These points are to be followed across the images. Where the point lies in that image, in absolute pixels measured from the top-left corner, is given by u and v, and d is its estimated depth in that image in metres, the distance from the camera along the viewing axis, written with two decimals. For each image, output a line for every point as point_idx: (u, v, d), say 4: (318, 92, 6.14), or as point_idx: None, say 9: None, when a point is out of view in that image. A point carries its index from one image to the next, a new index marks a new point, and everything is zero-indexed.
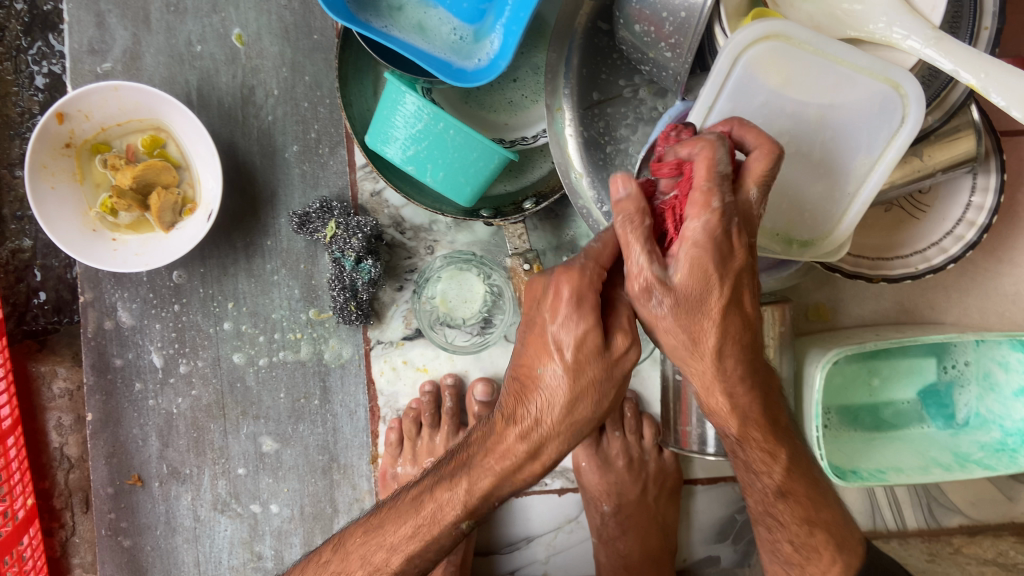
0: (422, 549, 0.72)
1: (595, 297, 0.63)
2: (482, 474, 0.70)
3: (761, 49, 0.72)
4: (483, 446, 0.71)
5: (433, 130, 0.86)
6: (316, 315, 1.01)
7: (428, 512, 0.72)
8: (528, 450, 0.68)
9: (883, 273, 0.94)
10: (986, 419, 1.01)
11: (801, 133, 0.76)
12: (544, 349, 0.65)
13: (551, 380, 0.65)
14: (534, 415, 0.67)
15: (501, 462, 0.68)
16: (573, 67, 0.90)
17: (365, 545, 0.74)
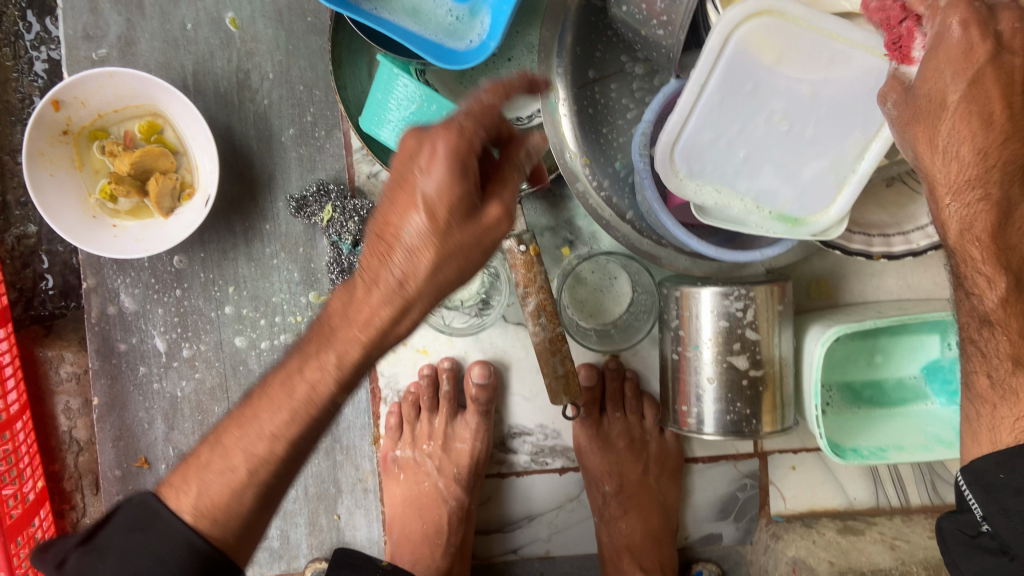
0: (301, 434, 0.64)
1: (470, 155, 0.56)
2: (348, 346, 0.61)
3: (755, 26, 0.71)
4: (346, 316, 0.62)
5: (425, 112, 0.86)
6: (316, 298, 1.02)
7: (302, 393, 0.63)
8: (394, 314, 0.59)
9: (884, 250, 0.92)
10: None
11: (795, 111, 0.75)
12: (407, 196, 0.57)
13: (416, 237, 0.57)
14: (398, 278, 0.58)
15: (368, 330, 0.59)
16: (567, 46, 0.89)
17: (244, 438, 0.64)
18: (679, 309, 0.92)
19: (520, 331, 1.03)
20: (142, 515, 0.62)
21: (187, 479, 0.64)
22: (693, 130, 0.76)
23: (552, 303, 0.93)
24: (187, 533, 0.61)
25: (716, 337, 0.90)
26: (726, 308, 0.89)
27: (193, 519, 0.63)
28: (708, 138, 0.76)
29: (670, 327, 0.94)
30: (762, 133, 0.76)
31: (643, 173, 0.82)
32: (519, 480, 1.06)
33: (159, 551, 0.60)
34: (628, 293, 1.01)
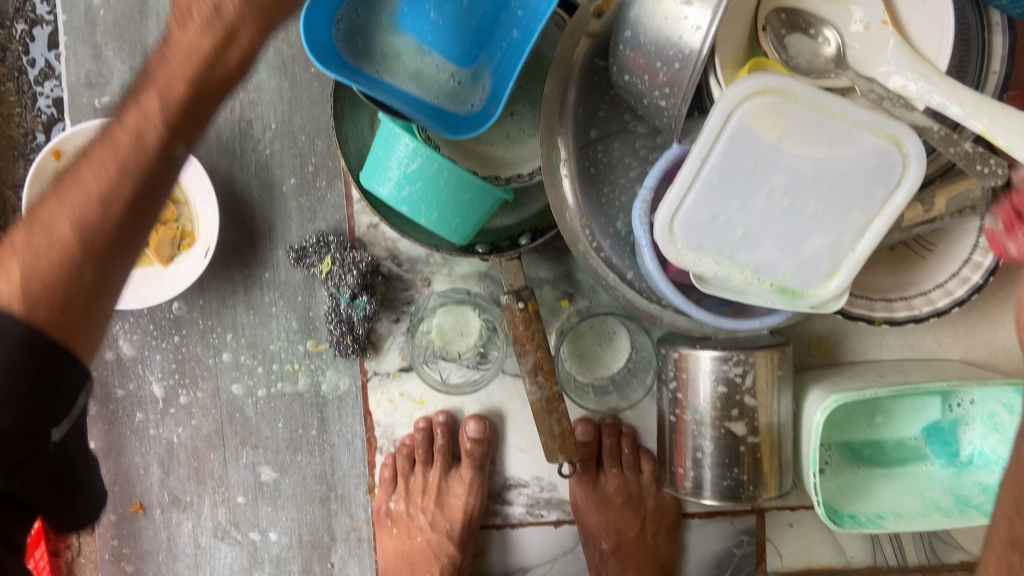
0: (152, 160, 0.62)
1: None
2: (149, 97, 0.64)
3: (757, 104, 0.71)
4: (160, 67, 0.66)
5: (426, 172, 0.86)
6: (314, 346, 1.02)
7: (133, 122, 0.63)
8: (214, 44, 0.66)
9: (885, 316, 0.91)
10: (990, 458, 0.99)
11: (797, 188, 0.74)
12: None
13: None
14: (212, 6, 0.66)
15: (171, 85, 0.64)
16: (569, 106, 0.89)
17: (78, 175, 0.60)
18: (677, 371, 0.92)
19: (517, 383, 1.02)
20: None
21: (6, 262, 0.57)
22: (693, 202, 0.76)
23: (549, 361, 0.93)
24: (23, 328, 0.53)
25: (712, 402, 0.89)
26: (724, 373, 0.88)
27: (8, 298, 0.54)
28: (708, 210, 0.76)
29: (668, 389, 0.93)
30: (763, 208, 0.75)
31: (642, 241, 0.81)
32: (514, 532, 1.05)
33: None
34: (626, 349, 0.99)
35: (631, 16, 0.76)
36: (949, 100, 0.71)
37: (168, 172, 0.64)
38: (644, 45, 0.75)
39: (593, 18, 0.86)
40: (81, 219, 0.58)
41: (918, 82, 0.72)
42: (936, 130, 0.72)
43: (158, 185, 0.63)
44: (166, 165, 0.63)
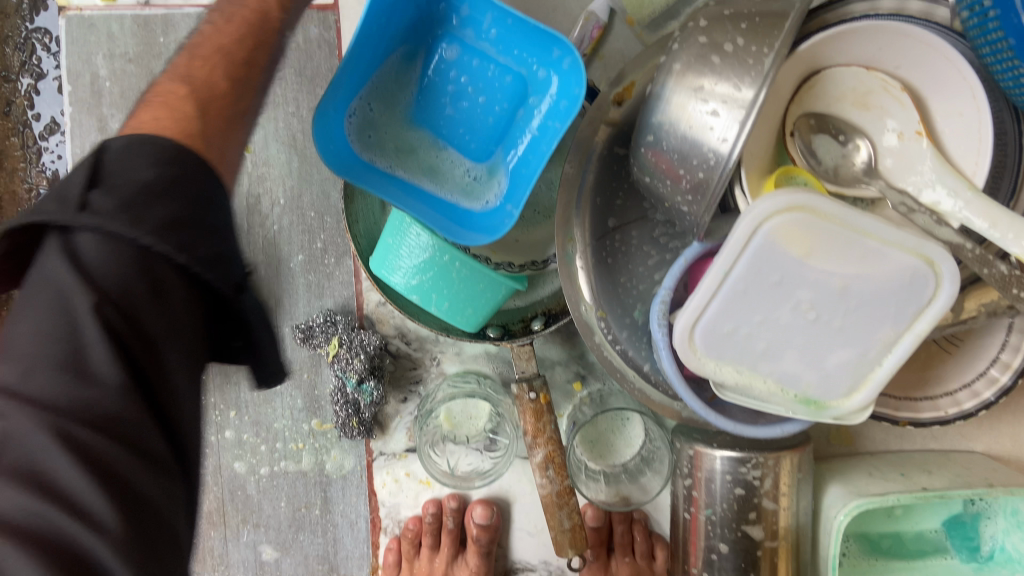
0: (260, 49, 0.69)
1: None
2: None
3: (784, 220, 0.68)
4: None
5: (438, 262, 0.83)
6: (318, 425, 0.99)
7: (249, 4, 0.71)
8: None
9: (910, 416, 0.89)
10: (1012, 556, 0.95)
11: (823, 302, 0.71)
12: None
13: None
14: None
15: None
16: (587, 195, 0.86)
17: (199, 59, 0.64)
18: (691, 468, 0.89)
19: (526, 465, 1.00)
20: (143, 146, 0.52)
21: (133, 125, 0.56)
22: (714, 312, 0.73)
23: (560, 454, 0.90)
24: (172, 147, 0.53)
25: (728, 505, 0.86)
26: (739, 476, 0.85)
27: (172, 133, 0.54)
28: (730, 321, 0.73)
29: (682, 484, 0.90)
30: (788, 321, 0.73)
31: (660, 344, 0.78)
32: None
33: (161, 142, 0.53)
34: (641, 438, 0.98)
35: (653, 120, 0.73)
36: (981, 218, 0.67)
37: (277, 37, 0.72)
38: (666, 150, 0.73)
39: (612, 106, 0.84)
40: (198, 90, 0.61)
41: (951, 197, 0.68)
42: (968, 249, 0.68)
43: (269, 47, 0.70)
44: (272, 45, 0.71)
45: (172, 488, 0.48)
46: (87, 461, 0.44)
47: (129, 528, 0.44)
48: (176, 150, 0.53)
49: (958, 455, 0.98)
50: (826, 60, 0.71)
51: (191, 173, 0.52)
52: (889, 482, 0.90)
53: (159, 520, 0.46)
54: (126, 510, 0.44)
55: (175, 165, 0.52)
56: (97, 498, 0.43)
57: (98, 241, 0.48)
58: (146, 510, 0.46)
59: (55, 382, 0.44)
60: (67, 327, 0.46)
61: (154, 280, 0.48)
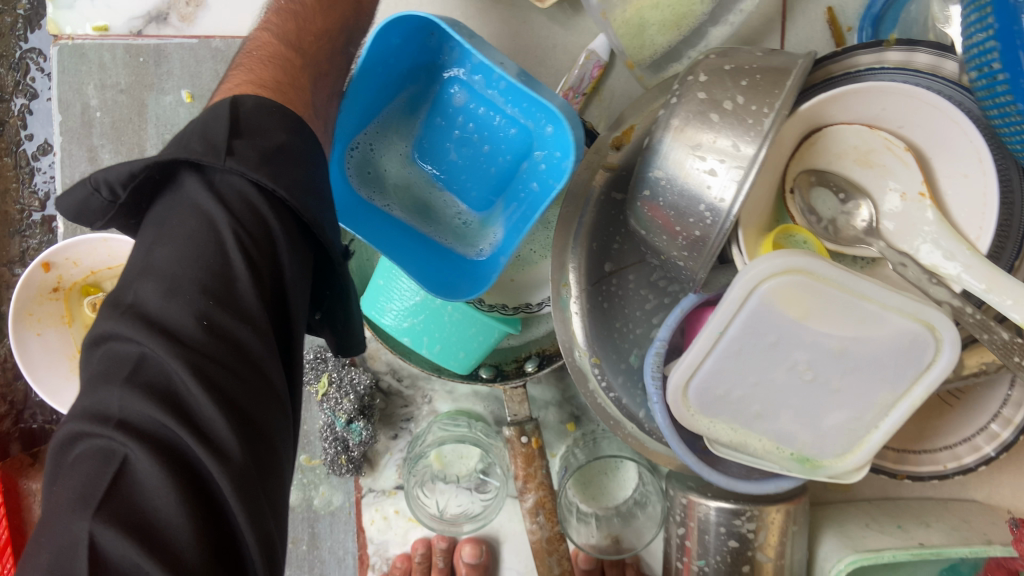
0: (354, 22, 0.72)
1: None
2: None
3: (783, 282, 0.66)
4: None
5: (430, 305, 0.83)
6: (307, 460, 0.98)
7: None
8: None
9: (908, 470, 0.88)
10: None
11: (820, 363, 0.70)
12: None
13: None
14: None
15: None
16: (583, 239, 0.84)
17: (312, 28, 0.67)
18: (685, 519, 0.88)
19: (515, 505, 0.98)
20: (265, 110, 0.55)
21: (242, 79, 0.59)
22: (709, 369, 0.72)
23: (551, 500, 0.89)
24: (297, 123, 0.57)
25: (720, 557, 0.85)
26: (732, 529, 0.84)
27: (300, 105, 0.59)
28: (725, 379, 0.72)
29: (674, 532, 0.89)
30: (783, 381, 0.71)
31: (654, 399, 0.77)
32: None
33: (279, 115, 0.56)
34: (633, 480, 0.97)
35: (651, 174, 0.72)
36: (980, 281, 0.65)
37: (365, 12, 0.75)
38: (664, 204, 0.71)
39: (611, 150, 0.83)
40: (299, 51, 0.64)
41: (947, 259, 0.67)
42: (969, 312, 0.66)
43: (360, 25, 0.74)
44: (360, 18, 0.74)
45: (281, 422, 0.50)
46: (216, 387, 0.46)
47: (245, 454, 0.46)
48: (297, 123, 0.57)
49: (955, 504, 0.96)
50: (828, 117, 0.69)
51: (309, 140, 0.56)
52: (885, 537, 0.89)
53: (270, 450, 0.48)
54: (243, 438, 0.46)
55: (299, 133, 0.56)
56: (223, 420, 0.45)
57: (244, 182, 0.51)
58: (256, 428, 0.47)
59: (198, 304, 0.47)
60: (206, 250, 0.49)
61: (274, 220, 0.51)
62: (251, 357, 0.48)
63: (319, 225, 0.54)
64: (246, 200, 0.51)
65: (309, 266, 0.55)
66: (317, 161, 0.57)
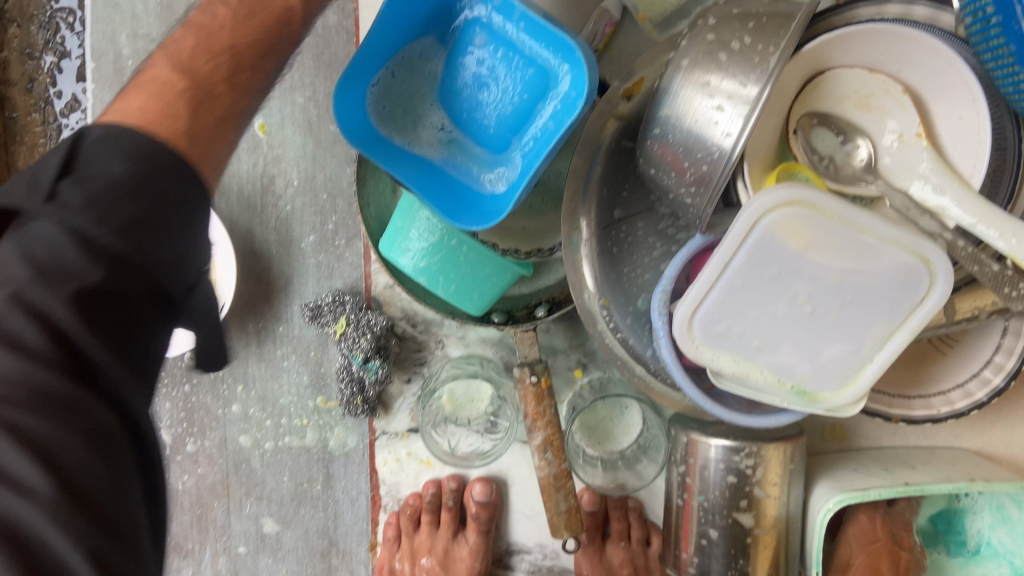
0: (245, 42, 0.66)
1: None
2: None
3: (784, 214, 0.69)
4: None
5: (446, 245, 0.86)
6: (323, 403, 1.01)
7: None
8: None
9: (902, 413, 0.91)
10: (998, 551, 0.94)
11: (819, 295, 0.73)
12: None
13: None
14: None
15: None
16: (593, 186, 0.89)
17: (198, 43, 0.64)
18: (687, 456, 0.91)
19: (525, 450, 1.02)
20: (126, 140, 0.53)
21: (121, 110, 0.57)
22: (713, 301, 0.75)
23: (559, 438, 0.92)
24: (177, 152, 0.54)
25: (719, 491, 0.88)
26: (731, 463, 0.87)
27: (158, 129, 0.55)
28: (728, 310, 0.76)
29: (676, 470, 0.92)
30: (784, 313, 0.75)
31: (659, 332, 0.80)
32: None
33: (146, 139, 0.54)
34: (638, 426, 0.99)
35: (660, 113, 0.76)
36: (970, 215, 0.69)
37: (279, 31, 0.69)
38: (671, 142, 0.75)
39: (622, 100, 0.86)
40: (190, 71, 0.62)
41: (938, 193, 0.70)
42: (960, 246, 0.70)
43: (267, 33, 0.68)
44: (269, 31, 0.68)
45: (122, 454, 0.46)
46: (16, 429, 0.42)
47: (64, 493, 0.42)
48: (170, 157, 0.54)
49: (941, 451, 1.00)
50: (830, 60, 0.73)
51: (177, 171, 0.54)
52: (875, 480, 0.93)
53: (112, 521, 0.44)
54: (63, 485, 0.43)
55: (160, 160, 0.53)
56: (26, 455, 0.42)
57: (56, 230, 0.48)
58: (86, 495, 0.43)
59: None
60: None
61: (123, 275, 0.49)
62: (102, 376, 0.47)
63: (158, 264, 0.50)
64: (52, 247, 0.47)
65: (143, 320, 0.50)
66: (199, 216, 0.56)
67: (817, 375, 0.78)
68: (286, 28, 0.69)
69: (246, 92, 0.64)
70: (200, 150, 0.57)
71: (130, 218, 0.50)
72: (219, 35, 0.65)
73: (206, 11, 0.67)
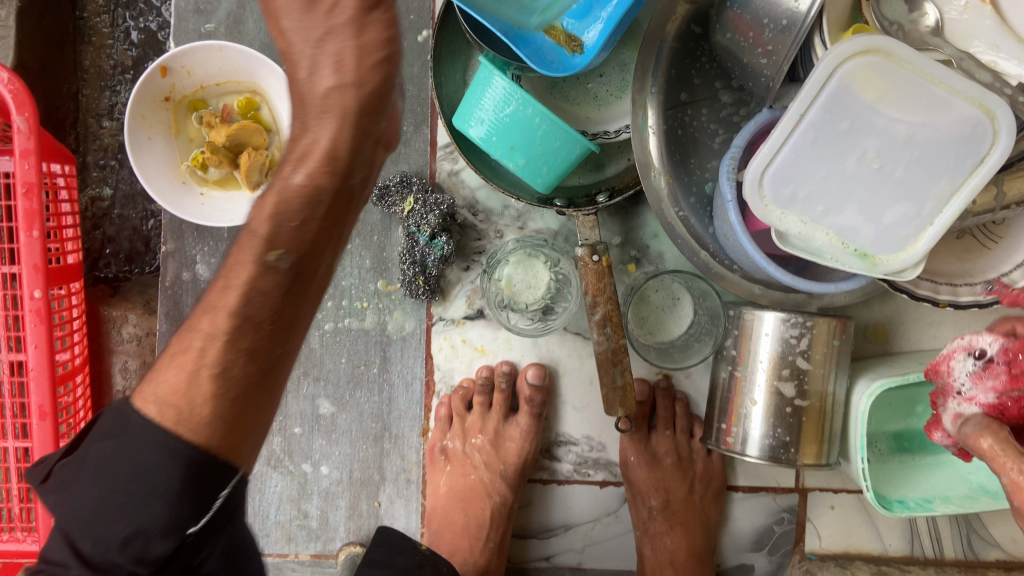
0: (239, 330, 0.61)
1: (203, 338, 0.61)
2: (207, 318, 0.62)
3: (860, 63, 0.74)
4: (208, 298, 0.63)
5: (520, 115, 0.88)
6: (384, 287, 1.04)
7: (237, 256, 0.61)
8: (247, 276, 0.60)
9: (949, 298, 0.96)
10: None
11: (888, 151, 0.77)
12: (192, 326, 0.63)
13: (238, 260, 0.61)
14: (249, 262, 0.61)
15: (242, 270, 0.61)
16: (662, 68, 0.92)
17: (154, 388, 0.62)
18: (739, 333, 0.94)
19: (579, 340, 1.05)
20: (114, 423, 0.61)
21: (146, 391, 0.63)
22: (785, 157, 0.78)
23: (618, 315, 0.95)
24: (160, 436, 0.59)
25: (769, 360, 0.91)
26: (780, 335, 0.90)
27: (144, 409, 0.61)
28: (800, 167, 0.79)
29: (727, 350, 0.96)
30: (853, 169, 0.78)
31: (728, 195, 0.84)
32: (560, 488, 1.07)
33: (138, 459, 0.59)
34: (690, 316, 1.01)
35: None
36: None
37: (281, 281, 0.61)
38: (754, 5, 0.78)
39: None
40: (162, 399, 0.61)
41: (994, 51, 0.77)
42: (1021, 101, 0.75)
43: (249, 341, 0.61)
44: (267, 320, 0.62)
45: None
46: None
47: None
48: (156, 482, 0.58)
49: None
50: None
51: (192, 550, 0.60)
52: (904, 367, 0.97)
53: None
54: None
55: (170, 472, 0.58)
56: None
57: None
58: None
59: None
60: None
61: None
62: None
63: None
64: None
65: None
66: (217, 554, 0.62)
67: (880, 237, 0.80)
68: (262, 271, 0.60)
69: (261, 356, 0.63)
70: (229, 435, 0.61)
71: (158, 489, 0.58)
72: (191, 343, 0.62)
73: (153, 393, 0.62)
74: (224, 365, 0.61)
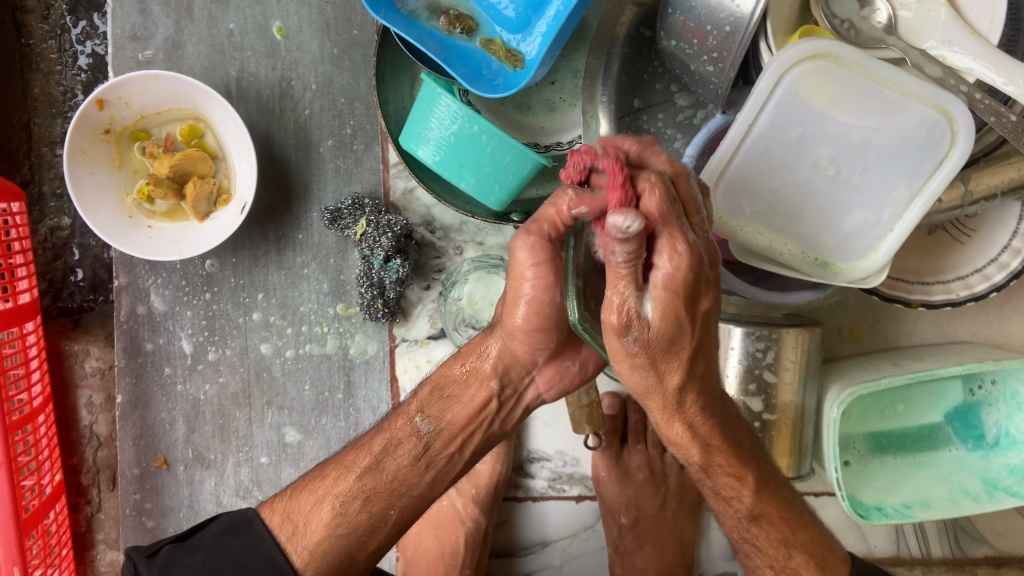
0: (391, 480, 0.76)
1: (354, 474, 0.77)
2: (361, 454, 0.78)
3: (808, 68, 0.70)
4: (369, 442, 0.79)
5: (466, 133, 0.84)
6: (344, 310, 1.02)
7: (404, 422, 0.78)
8: (410, 445, 0.76)
9: (922, 299, 0.92)
10: (1017, 439, 0.95)
11: (843, 157, 0.73)
12: (348, 459, 0.78)
13: (413, 424, 0.77)
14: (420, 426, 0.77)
15: (405, 435, 0.77)
16: (613, 75, 0.88)
17: (299, 498, 0.78)
18: None
19: None
20: (238, 522, 0.79)
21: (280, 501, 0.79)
22: (737, 169, 0.75)
23: None
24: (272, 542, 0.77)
25: (736, 375, 0.89)
26: (747, 348, 0.88)
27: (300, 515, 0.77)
28: (753, 177, 0.75)
29: None
30: (807, 178, 0.74)
31: None
32: (535, 505, 1.05)
33: (244, 559, 0.76)
34: None
35: None
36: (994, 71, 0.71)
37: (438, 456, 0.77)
38: (695, 9, 0.74)
39: None
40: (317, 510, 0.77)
41: (946, 46, 0.73)
42: (978, 99, 0.71)
43: (397, 490, 0.76)
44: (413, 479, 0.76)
45: None
46: None
47: None
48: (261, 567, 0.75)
49: (953, 345, 1.00)
50: None
51: None
52: (880, 371, 0.95)
53: None
54: None
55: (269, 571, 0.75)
56: None
57: None
58: None
59: None
60: None
61: None
62: None
63: None
64: None
65: None
66: None
67: (840, 245, 0.77)
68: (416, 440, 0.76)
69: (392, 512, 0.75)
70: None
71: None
72: (346, 468, 0.78)
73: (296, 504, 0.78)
74: (364, 508, 0.75)
